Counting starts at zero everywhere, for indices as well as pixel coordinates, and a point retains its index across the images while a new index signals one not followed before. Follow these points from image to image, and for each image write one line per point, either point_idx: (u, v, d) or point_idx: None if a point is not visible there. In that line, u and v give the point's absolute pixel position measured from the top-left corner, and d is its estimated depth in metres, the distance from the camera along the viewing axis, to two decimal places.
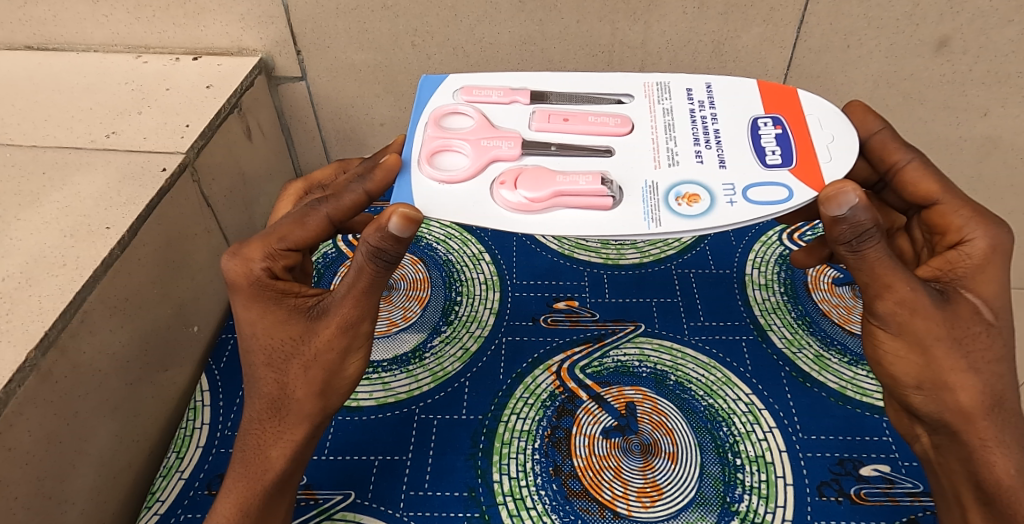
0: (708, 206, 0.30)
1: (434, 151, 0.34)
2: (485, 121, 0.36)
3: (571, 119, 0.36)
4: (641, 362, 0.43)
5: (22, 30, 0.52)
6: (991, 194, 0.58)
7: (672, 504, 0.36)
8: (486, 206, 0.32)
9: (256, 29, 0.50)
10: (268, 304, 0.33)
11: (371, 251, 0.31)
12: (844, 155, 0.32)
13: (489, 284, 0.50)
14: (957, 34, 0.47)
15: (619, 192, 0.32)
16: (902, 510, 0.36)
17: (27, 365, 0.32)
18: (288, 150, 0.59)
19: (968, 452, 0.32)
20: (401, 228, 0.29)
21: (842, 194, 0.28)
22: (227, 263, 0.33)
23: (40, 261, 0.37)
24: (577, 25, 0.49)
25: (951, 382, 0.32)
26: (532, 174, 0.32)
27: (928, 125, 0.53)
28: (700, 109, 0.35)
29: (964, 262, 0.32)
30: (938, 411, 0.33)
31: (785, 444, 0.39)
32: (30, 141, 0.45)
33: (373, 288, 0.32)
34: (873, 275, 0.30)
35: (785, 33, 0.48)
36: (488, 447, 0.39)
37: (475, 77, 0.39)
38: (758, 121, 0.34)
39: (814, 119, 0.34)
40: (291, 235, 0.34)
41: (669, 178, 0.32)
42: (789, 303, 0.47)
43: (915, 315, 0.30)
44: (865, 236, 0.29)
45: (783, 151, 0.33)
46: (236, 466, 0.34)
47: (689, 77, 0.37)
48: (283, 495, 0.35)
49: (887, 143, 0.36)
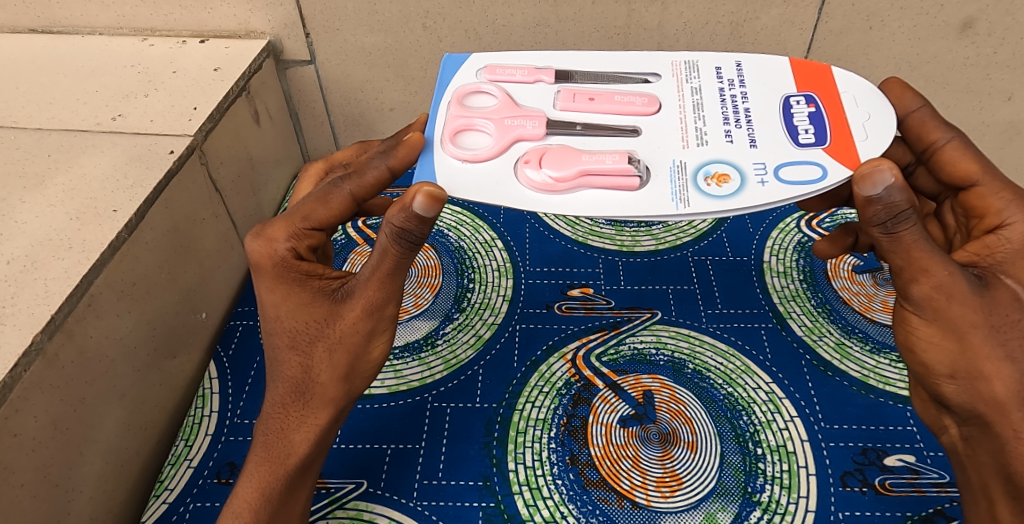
0: (738, 187, 0.29)
1: (456, 130, 0.33)
2: (508, 100, 0.35)
3: (597, 98, 0.35)
4: (658, 349, 0.42)
5: (25, 13, 0.51)
6: (1013, 181, 0.57)
7: (692, 494, 0.35)
8: (508, 185, 0.31)
9: (263, 10, 0.49)
10: (292, 285, 0.32)
11: (394, 231, 0.30)
12: (880, 133, 0.31)
13: (502, 271, 0.49)
14: (983, 15, 0.46)
15: (645, 171, 0.31)
16: (928, 501, 0.35)
17: (33, 349, 0.31)
18: (295, 135, 0.58)
19: (1000, 444, 0.31)
20: (425, 208, 0.29)
21: (877, 173, 0.27)
22: (251, 244, 0.33)
23: (45, 244, 0.36)
24: (592, 6, 0.47)
25: (985, 371, 0.30)
26: (555, 154, 0.31)
27: (950, 109, 0.52)
28: (730, 87, 0.34)
29: (1002, 247, 0.30)
30: (970, 402, 0.31)
31: (807, 434, 0.38)
32: (34, 123, 0.44)
33: (398, 271, 0.31)
34: (907, 259, 0.29)
35: (805, 15, 0.47)
36: (503, 436, 0.38)
37: (499, 57, 0.38)
38: (790, 99, 0.33)
39: (849, 96, 0.33)
40: (315, 213, 0.33)
41: (696, 157, 0.31)
42: (809, 291, 0.46)
43: (952, 301, 0.29)
44: (901, 217, 0.28)
45: (816, 130, 0.31)
46: (258, 450, 0.34)
47: (717, 55, 0.36)
48: (304, 481, 0.34)
49: (926, 122, 0.34)
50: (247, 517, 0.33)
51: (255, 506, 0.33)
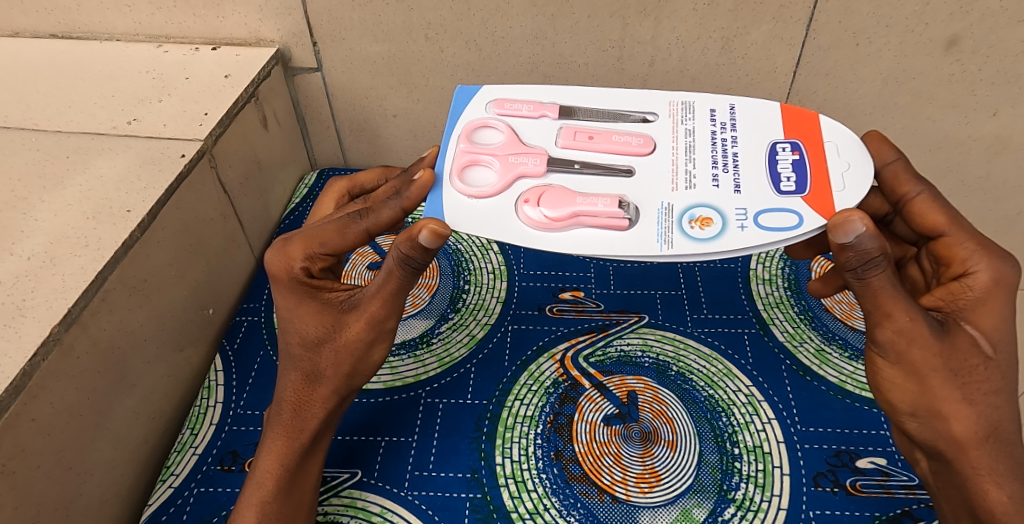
0: (719, 230, 0.31)
1: (463, 165, 0.35)
2: (513, 136, 0.37)
3: (597, 137, 0.36)
4: (644, 352, 0.44)
5: (47, 19, 0.54)
6: (1000, 194, 0.58)
7: (670, 490, 0.37)
8: (508, 221, 0.33)
9: (273, 20, 0.52)
10: (303, 297, 0.35)
11: (400, 257, 0.32)
12: (858, 184, 0.32)
13: (497, 274, 0.51)
14: (967, 34, 0.47)
15: (635, 214, 0.32)
16: (896, 502, 0.36)
17: (51, 339, 0.33)
18: (302, 139, 0.60)
19: (962, 480, 0.32)
20: (429, 241, 0.30)
21: (849, 222, 0.28)
22: (270, 255, 0.35)
23: (63, 241, 0.38)
24: (588, 20, 0.49)
25: (944, 412, 0.32)
26: (554, 193, 0.33)
27: (937, 123, 0.53)
28: (722, 131, 0.36)
29: (966, 294, 0.32)
30: (932, 439, 0.33)
31: (783, 435, 0.39)
32: (54, 126, 0.47)
33: (402, 292, 0.34)
34: (875, 304, 0.30)
35: (794, 31, 0.48)
36: (491, 431, 0.40)
37: (508, 91, 0.40)
38: (777, 146, 0.35)
39: (832, 146, 0.34)
40: (331, 240, 0.35)
41: (684, 200, 0.33)
42: (793, 298, 0.48)
43: (913, 345, 0.31)
44: (871, 265, 0.29)
45: (798, 179, 0.33)
46: (274, 427, 0.36)
47: (713, 97, 0.38)
48: (318, 449, 0.36)
49: (899, 175, 0.35)
50: (269, 485, 0.34)
51: (276, 475, 0.35)
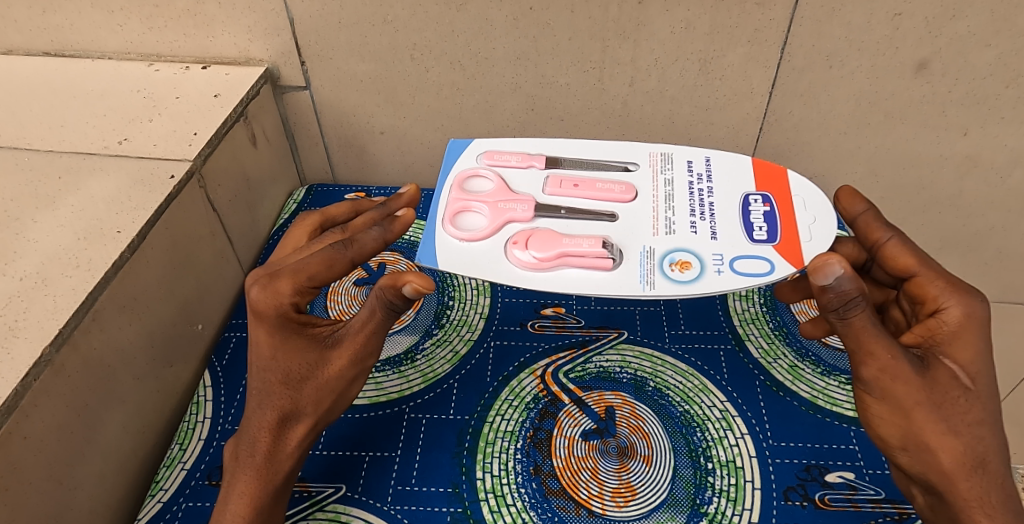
0: (697, 273, 0.33)
1: (454, 212, 0.37)
2: (503, 184, 0.39)
3: (582, 185, 0.38)
4: (622, 368, 0.45)
5: (40, 37, 0.55)
6: (973, 210, 0.60)
7: (644, 505, 0.38)
8: (500, 263, 0.34)
9: (262, 40, 0.53)
10: (287, 334, 0.36)
11: (385, 301, 0.35)
12: (824, 235, 0.34)
13: (481, 290, 0.52)
14: (936, 57, 0.49)
15: (618, 254, 0.34)
16: (864, 515, 0.37)
17: (43, 360, 0.34)
18: (292, 155, 0.62)
19: (955, 513, 0.32)
20: (412, 294, 0.34)
21: (828, 265, 0.30)
22: (257, 290, 0.36)
23: (55, 261, 0.39)
24: (569, 42, 0.50)
25: (932, 445, 0.32)
26: (541, 236, 0.34)
27: (910, 142, 0.55)
28: (698, 181, 0.38)
29: (942, 328, 0.33)
30: (925, 473, 0.33)
31: (756, 450, 0.41)
32: (46, 145, 0.48)
33: (382, 329, 0.37)
34: (858, 342, 0.32)
35: (769, 53, 0.49)
36: (473, 446, 0.41)
37: (497, 142, 0.42)
38: (750, 197, 0.37)
39: (800, 199, 0.36)
40: (318, 274, 0.36)
41: (664, 245, 0.34)
42: (768, 314, 0.49)
43: (896, 381, 0.32)
44: (851, 304, 0.30)
45: (769, 227, 0.35)
46: (246, 470, 0.36)
47: (690, 150, 0.40)
48: (282, 496, 0.37)
49: (870, 221, 0.37)
50: None
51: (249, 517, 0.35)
